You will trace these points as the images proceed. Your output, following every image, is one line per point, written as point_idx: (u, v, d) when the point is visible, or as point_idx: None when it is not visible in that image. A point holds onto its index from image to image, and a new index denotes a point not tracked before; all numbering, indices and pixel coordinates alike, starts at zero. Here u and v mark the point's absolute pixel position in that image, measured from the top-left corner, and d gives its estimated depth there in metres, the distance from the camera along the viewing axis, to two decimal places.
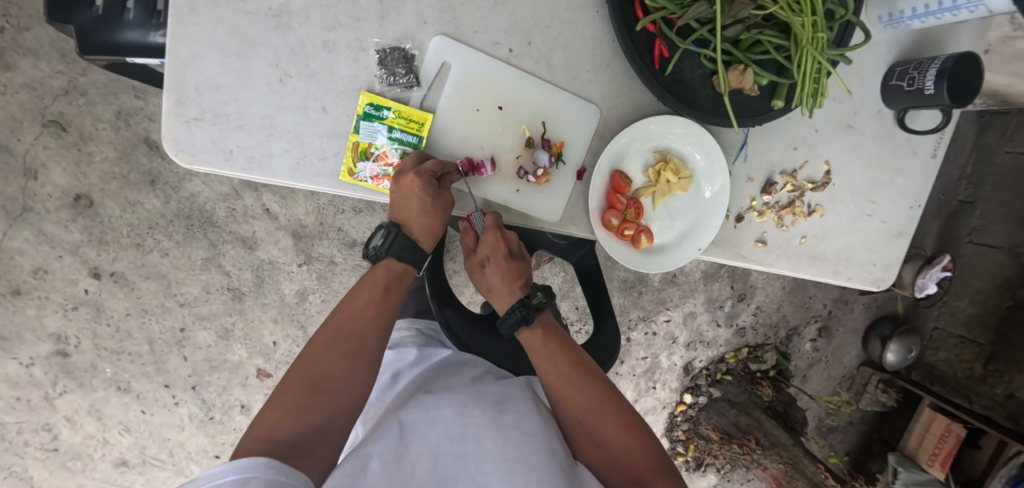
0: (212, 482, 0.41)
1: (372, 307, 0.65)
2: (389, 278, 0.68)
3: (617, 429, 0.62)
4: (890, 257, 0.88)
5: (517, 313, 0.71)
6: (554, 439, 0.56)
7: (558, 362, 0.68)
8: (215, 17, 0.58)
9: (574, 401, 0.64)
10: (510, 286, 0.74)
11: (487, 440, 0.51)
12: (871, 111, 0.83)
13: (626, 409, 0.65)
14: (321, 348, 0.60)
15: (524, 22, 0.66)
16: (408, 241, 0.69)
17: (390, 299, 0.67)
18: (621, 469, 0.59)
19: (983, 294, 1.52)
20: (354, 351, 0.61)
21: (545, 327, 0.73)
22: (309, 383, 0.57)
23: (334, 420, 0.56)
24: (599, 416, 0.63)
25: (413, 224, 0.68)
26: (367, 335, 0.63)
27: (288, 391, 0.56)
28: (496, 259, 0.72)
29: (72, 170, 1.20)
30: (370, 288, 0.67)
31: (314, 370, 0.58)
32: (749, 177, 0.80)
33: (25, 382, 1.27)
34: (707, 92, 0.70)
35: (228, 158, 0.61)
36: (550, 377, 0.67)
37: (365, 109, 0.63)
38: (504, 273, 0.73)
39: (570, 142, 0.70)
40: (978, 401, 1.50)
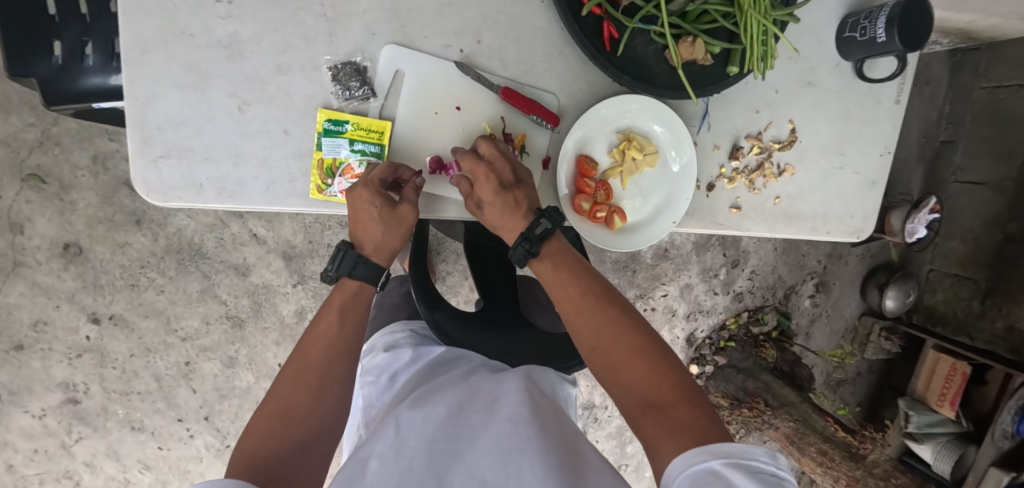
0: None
1: (333, 333, 0.61)
2: (343, 300, 0.63)
3: (632, 359, 0.55)
4: (867, 207, 0.90)
5: (517, 251, 0.60)
6: (547, 418, 0.55)
7: (568, 287, 0.60)
8: (168, 56, 0.58)
9: (585, 334, 0.58)
10: (511, 219, 0.61)
11: (483, 438, 0.51)
12: (830, 66, 0.84)
13: (644, 332, 0.57)
14: (285, 381, 0.58)
15: (473, 21, 0.63)
16: (359, 256, 0.63)
17: (349, 323, 0.63)
18: (636, 398, 0.53)
19: (973, 232, 1.58)
20: (318, 384, 0.58)
21: (555, 249, 0.62)
22: (277, 420, 0.56)
23: (309, 449, 0.56)
24: (607, 344, 0.56)
25: (364, 238, 0.63)
26: (336, 360, 0.60)
27: (259, 428, 0.55)
28: (488, 197, 0.60)
29: (58, 220, 1.22)
30: (327, 314, 0.63)
31: (281, 405, 0.57)
32: (715, 144, 0.81)
33: (40, 433, 1.31)
34: (661, 67, 0.70)
35: (200, 191, 0.61)
36: (561, 299, 0.60)
37: (325, 125, 0.61)
38: (498, 208, 0.61)
39: (531, 133, 0.68)
40: (980, 337, 1.54)
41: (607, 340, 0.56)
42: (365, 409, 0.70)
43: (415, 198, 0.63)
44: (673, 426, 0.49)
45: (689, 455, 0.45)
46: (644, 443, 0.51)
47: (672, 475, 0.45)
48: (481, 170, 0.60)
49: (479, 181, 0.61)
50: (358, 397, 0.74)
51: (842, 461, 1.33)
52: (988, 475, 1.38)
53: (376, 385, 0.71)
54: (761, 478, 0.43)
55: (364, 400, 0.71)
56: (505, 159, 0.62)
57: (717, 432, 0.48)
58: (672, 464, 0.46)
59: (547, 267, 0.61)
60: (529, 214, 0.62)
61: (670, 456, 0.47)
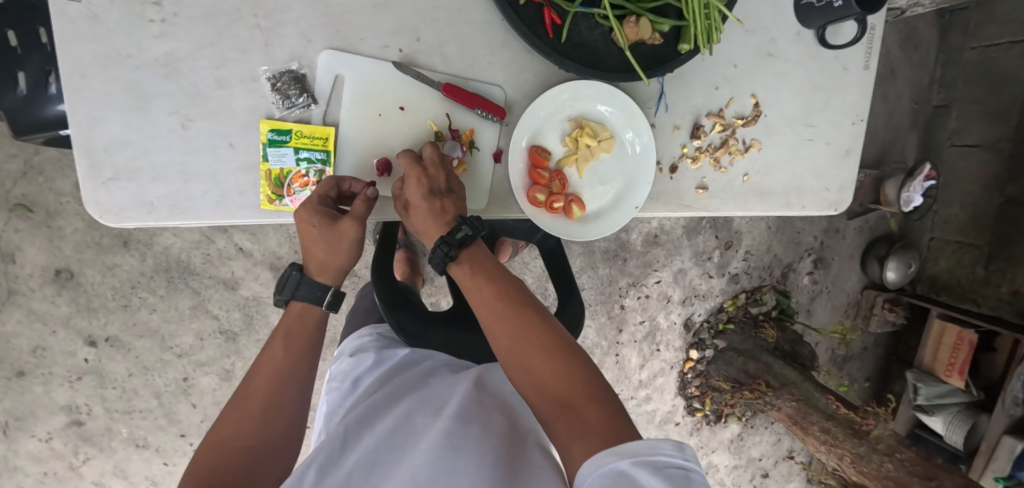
0: None
1: (280, 358, 0.65)
2: (290, 325, 0.67)
3: (547, 361, 0.53)
4: (843, 178, 0.88)
5: (437, 253, 0.60)
6: (493, 418, 0.56)
7: (485, 294, 0.59)
8: (107, 78, 0.58)
9: (500, 341, 0.56)
10: (435, 226, 0.62)
11: (423, 441, 0.52)
12: (791, 36, 0.82)
13: (558, 337, 0.55)
14: (232, 412, 0.61)
15: (410, 18, 0.63)
16: (302, 276, 0.66)
17: (297, 347, 0.66)
18: (550, 400, 0.51)
19: (971, 196, 1.54)
20: (265, 407, 0.61)
21: (472, 255, 0.62)
22: (224, 447, 0.57)
23: (257, 473, 0.56)
24: (522, 348, 0.55)
25: (308, 257, 0.66)
26: (282, 384, 0.63)
27: (205, 456, 0.56)
28: (414, 200, 0.61)
29: (47, 247, 1.24)
30: (274, 343, 0.66)
31: (227, 434, 0.58)
32: (675, 125, 0.80)
33: (48, 456, 1.34)
34: (610, 50, 0.69)
35: (151, 210, 0.61)
36: (479, 307, 0.59)
37: (269, 135, 0.61)
38: (424, 212, 0.61)
39: (479, 127, 0.67)
40: (986, 302, 1.50)
41: (521, 344, 0.55)
42: (329, 416, 0.71)
43: (356, 216, 0.62)
44: (584, 427, 0.47)
45: (597, 456, 0.43)
46: (558, 445, 0.48)
47: (582, 479, 0.43)
48: (411, 172, 0.61)
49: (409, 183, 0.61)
50: (323, 402, 0.74)
51: (845, 439, 1.28)
52: (1002, 443, 1.33)
53: (340, 390, 0.71)
54: (667, 474, 0.41)
55: (329, 405, 0.72)
56: (442, 166, 0.63)
57: (627, 429, 0.47)
58: (584, 464, 0.44)
59: (462, 269, 0.61)
60: (452, 221, 0.62)
61: (581, 457, 0.45)
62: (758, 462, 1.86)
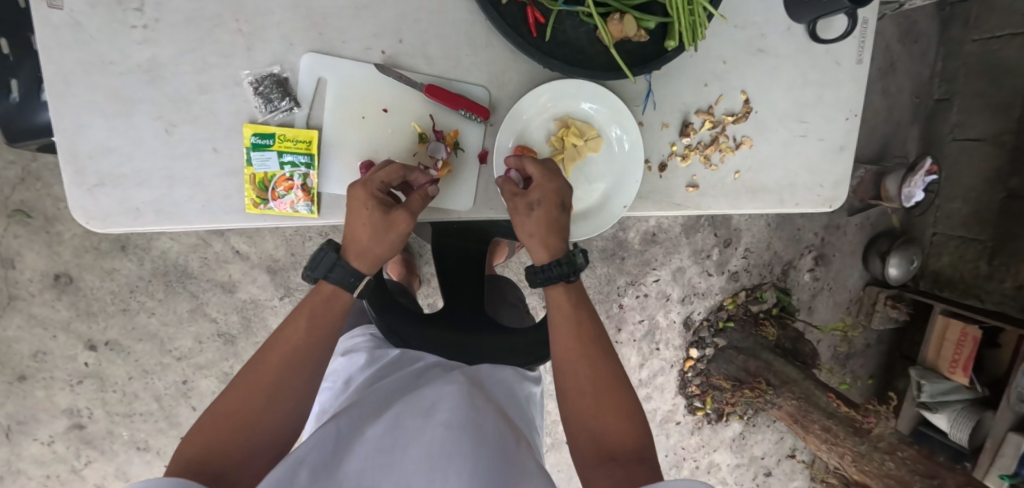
0: None
1: (299, 337, 0.63)
2: (315, 305, 0.65)
3: (611, 414, 0.62)
4: (836, 174, 0.87)
5: (566, 268, 0.66)
6: (486, 423, 0.57)
7: (574, 330, 0.67)
8: (90, 84, 0.58)
9: (578, 372, 0.64)
10: (552, 238, 0.67)
11: (416, 443, 0.52)
12: (782, 31, 0.81)
13: (627, 396, 0.64)
14: (244, 382, 0.60)
15: (392, 20, 0.63)
16: (338, 258, 0.65)
17: (318, 329, 0.64)
18: (603, 450, 0.60)
19: (974, 190, 1.52)
20: (277, 388, 0.60)
21: (575, 291, 0.69)
22: (229, 421, 0.57)
23: (258, 454, 0.57)
24: (595, 392, 0.63)
25: (357, 236, 0.64)
26: (297, 367, 0.61)
27: (210, 427, 0.56)
28: (546, 208, 0.65)
29: (46, 252, 1.25)
30: (296, 319, 0.64)
31: (234, 407, 0.58)
32: (663, 122, 0.79)
33: (51, 459, 1.35)
34: (596, 49, 0.68)
35: (137, 215, 0.61)
36: (565, 339, 0.67)
37: (252, 139, 0.61)
38: (550, 222, 0.66)
39: (464, 128, 0.67)
40: (989, 298, 1.48)
41: (592, 390, 0.63)
42: (320, 415, 0.72)
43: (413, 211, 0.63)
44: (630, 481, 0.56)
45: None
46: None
47: None
48: (551, 183, 0.65)
49: (544, 193, 0.65)
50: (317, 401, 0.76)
51: (846, 438, 1.27)
52: (1008, 440, 1.31)
53: (332, 390, 0.73)
54: None
55: (321, 404, 0.73)
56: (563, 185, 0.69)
57: None
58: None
59: (561, 290, 0.68)
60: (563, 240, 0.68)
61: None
62: (761, 461, 1.84)
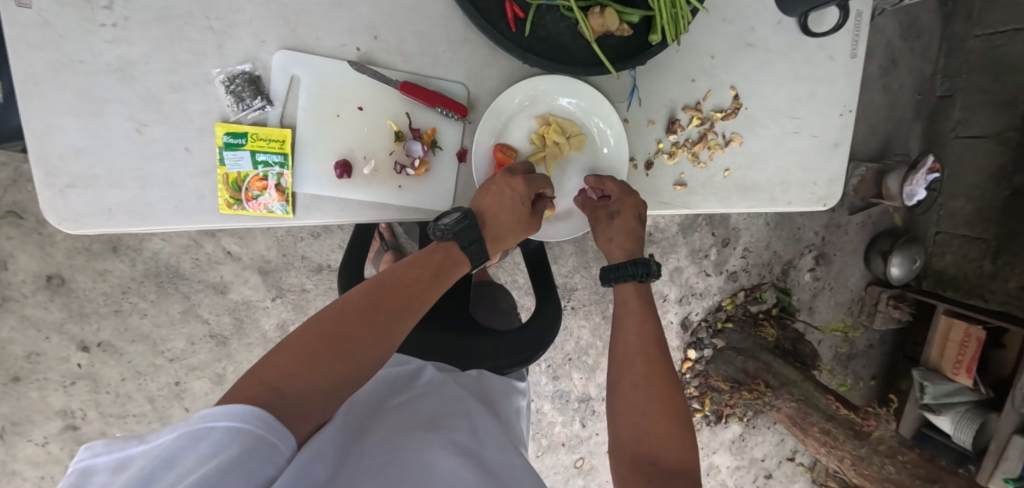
0: (205, 424, 0.41)
1: (413, 286, 0.62)
2: (437, 264, 0.65)
3: (661, 417, 0.62)
4: (831, 171, 0.85)
5: (646, 270, 0.73)
6: (490, 450, 0.55)
7: (638, 330, 0.69)
8: (59, 84, 0.58)
9: (634, 370, 0.66)
10: (632, 243, 0.74)
11: (429, 455, 0.49)
12: (772, 25, 0.79)
13: (679, 408, 0.63)
14: (354, 310, 0.57)
15: (366, 17, 0.62)
16: (478, 235, 0.66)
17: (429, 285, 0.63)
18: (645, 452, 0.60)
19: (978, 188, 1.49)
20: (383, 326, 0.58)
21: (645, 294, 0.73)
22: (331, 341, 0.54)
23: (342, 385, 0.53)
24: (646, 391, 0.64)
25: (494, 220, 0.66)
26: (401, 314, 0.60)
27: (313, 340, 0.53)
28: (632, 218, 0.71)
29: (39, 254, 1.25)
30: (416, 270, 0.63)
31: (338, 329, 0.55)
32: (649, 119, 0.78)
33: (45, 460, 1.36)
34: (577, 44, 0.67)
35: (109, 216, 0.61)
36: (628, 337, 0.69)
37: (224, 139, 0.60)
38: (631, 230, 0.72)
39: (442, 126, 0.66)
40: (994, 298, 1.45)
41: (644, 390, 0.64)
42: None
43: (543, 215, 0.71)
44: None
45: None
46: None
47: None
48: (630, 197, 0.70)
49: (624, 206, 0.70)
50: None
51: (846, 441, 1.25)
52: (1013, 442, 1.28)
53: None
54: None
55: None
56: None
57: None
58: None
59: (632, 288, 0.73)
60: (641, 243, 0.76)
61: None
62: (761, 463, 1.82)
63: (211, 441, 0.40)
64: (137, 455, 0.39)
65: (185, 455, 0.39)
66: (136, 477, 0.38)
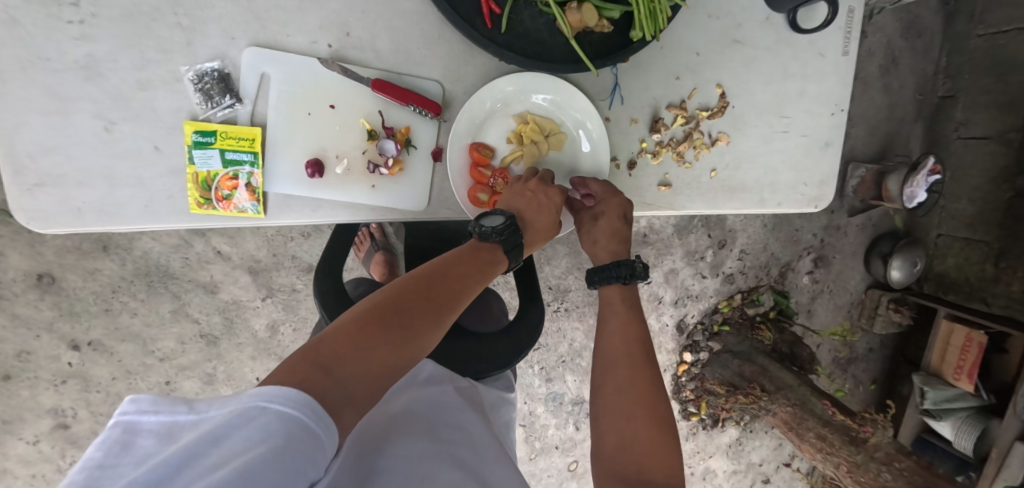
0: (255, 403, 0.39)
1: (462, 276, 0.58)
2: (485, 258, 0.61)
3: (649, 425, 0.59)
4: (822, 172, 0.83)
5: (634, 271, 0.69)
6: (497, 463, 0.55)
7: (626, 331, 0.66)
8: (25, 81, 0.57)
9: (619, 372, 0.63)
10: (620, 245, 0.70)
11: (432, 471, 0.50)
12: (760, 22, 0.77)
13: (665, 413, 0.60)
14: (409, 295, 0.54)
15: (338, 13, 0.61)
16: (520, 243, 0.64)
17: (478, 278, 0.60)
18: (628, 461, 0.57)
19: (980, 190, 1.46)
20: (435, 316, 0.54)
21: (630, 294, 0.70)
22: (386, 325, 0.50)
23: (391, 376, 0.49)
24: (634, 395, 0.61)
25: (531, 225, 0.65)
26: (452, 305, 0.56)
27: (368, 322, 0.50)
28: (621, 218, 0.69)
29: (28, 252, 1.25)
30: (465, 259, 0.60)
31: (393, 314, 0.52)
32: (632, 118, 0.76)
33: (36, 459, 1.36)
34: (556, 40, 0.66)
35: (78, 216, 0.60)
36: (614, 338, 0.66)
37: (194, 137, 0.60)
38: (617, 230, 0.70)
39: (416, 124, 0.65)
40: (996, 302, 1.42)
41: (631, 394, 0.61)
42: None
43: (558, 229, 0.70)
44: None
45: None
46: None
47: None
48: (616, 198, 0.69)
49: (609, 207, 0.69)
50: None
51: (842, 447, 1.20)
52: (1014, 450, 1.26)
53: None
54: None
55: None
56: None
57: None
58: None
59: (616, 290, 0.69)
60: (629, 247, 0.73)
61: None
62: (758, 468, 1.80)
63: (262, 425, 0.38)
64: (187, 425, 0.38)
65: (234, 433, 0.37)
66: (184, 448, 0.36)
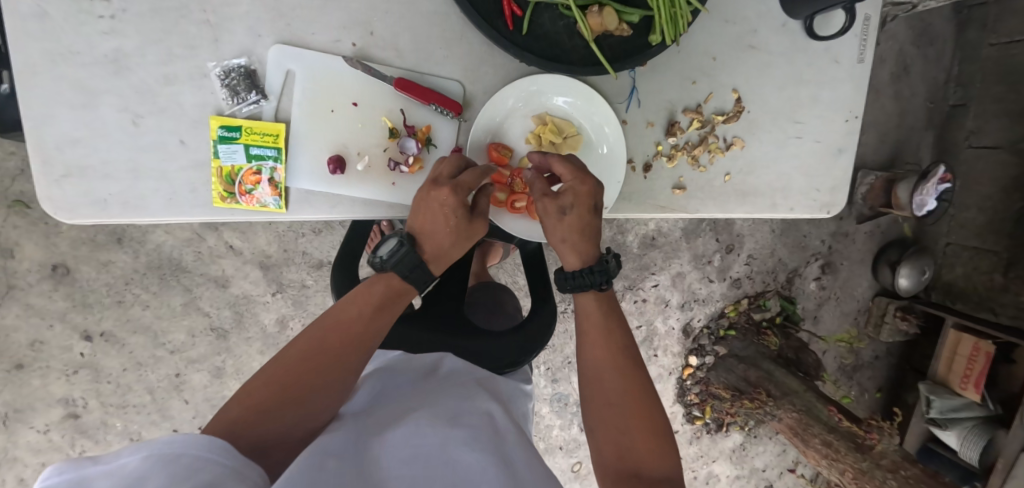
0: (173, 447, 0.41)
1: (362, 319, 0.62)
2: (388, 293, 0.64)
3: (643, 431, 0.61)
4: (834, 178, 0.84)
5: (599, 275, 0.66)
6: (509, 449, 0.55)
7: (609, 341, 0.66)
8: (56, 75, 0.58)
9: (608, 384, 0.64)
10: (585, 242, 0.67)
11: (439, 458, 0.50)
12: (776, 27, 0.78)
13: (659, 416, 0.63)
14: (303, 352, 0.58)
15: (361, 12, 0.62)
16: (418, 259, 0.65)
17: (383, 316, 0.63)
18: (628, 464, 0.60)
19: (990, 199, 1.46)
20: (332, 365, 0.58)
21: (607, 299, 0.68)
22: (279, 389, 0.54)
23: (302, 427, 0.54)
24: (627, 404, 0.62)
25: (426, 240, 0.65)
26: (355, 347, 0.60)
27: (262, 390, 0.54)
28: (583, 212, 0.65)
29: (44, 243, 1.27)
30: (364, 299, 0.63)
31: (285, 378, 0.55)
32: (648, 121, 0.77)
33: (46, 448, 1.37)
34: (575, 43, 0.66)
35: (104, 207, 0.61)
36: (597, 349, 0.66)
37: (219, 132, 0.61)
38: (582, 226, 0.66)
39: (437, 123, 0.66)
40: (1004, 312, 1.42)
41: (624, 404, 0.62)
42: None
43: (487, 213, 0.67)
44: None
45: None
46: None
47: None
48: (584, 186, 0.64)
49: (575, 198, 0.64)
50: None
51: (847, 453, 1.20)
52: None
53: None
54: None
55: None
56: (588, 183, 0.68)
57: None
58: None
59: (593, 299, 0.67)
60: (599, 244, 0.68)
61: None
62: (761, 473, 1.80)
63: (186, 463, 0.40)
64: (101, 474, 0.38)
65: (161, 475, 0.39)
66: None
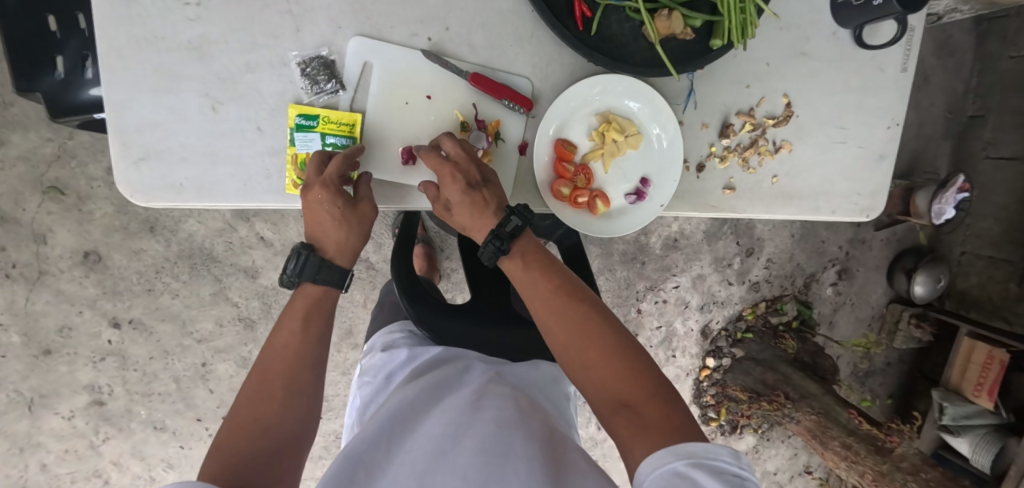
0: None
1: (296, 339, 0.63)
2: (308, 305, 0.65)
3: (606, 360, 0.57)
4: (875, 182, 0.86)
5: (491, 246, 0.61)
6: (535, 424, 0.59)
7: (543, 288, 0.62)
8: (140, 60, 0.59)
9: (558, 338, 0.60)
10: (482, 219, 0.63)
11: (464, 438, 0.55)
12: (826, 34, 0.80)
13: (616, 333, 0.59)
14: (252, 392, 0.60)
15: (437, 8, 0.64)
16: (321, 260, 0.65)
17: (316, 326, 0.65)
18: (610, 397, 0.56)
19: (1007, 210, 1.48)
20: (285, 389, 0.60)
21: (522, 253, 0.64)
22: (245, 429, 0.56)
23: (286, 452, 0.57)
24: (582, 345, 0.58)
25: (326, 241, 0.65)
26: (302, 364, 0.63)
27: (228, 439, 0.56)
28: (454, 197, 0.62)
29: (77, 229, 1.27)
30: (290, 323, 0.64)
31: (244, 421, 0.57)
32: (703, 123, 0.79)
33: (70, 435, 1.37)
34: (639, 44, 0.68)
35: (179, 190, 0.62)
36: (536, 308, 0.62)
37: (296, 120, 0.62)
38: (468, 206, 0.62)
39: (505, 118, 0.68)
40: (1019, 321, 1.45)
41: (580, 345, 0.58)
42: (363, 409, 0.74)
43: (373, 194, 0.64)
44: (646, 422, 0.52)
45: (658, 455, 0.48)
46: (616, 438, 0.54)
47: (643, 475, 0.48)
48: (446, 173, 0.61)
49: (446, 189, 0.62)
50: (355, 396, 0.79)
51: (867, 456, 1.22)
52: None
53: (374, 385, 0.75)
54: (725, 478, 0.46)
55: (361, 399, 0.76)
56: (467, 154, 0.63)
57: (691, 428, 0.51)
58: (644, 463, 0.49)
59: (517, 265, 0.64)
60: (499, 211, 0.63)
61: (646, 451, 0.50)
62: (773, 476, 1.81)
63: None
64: None
65: None
66: None
